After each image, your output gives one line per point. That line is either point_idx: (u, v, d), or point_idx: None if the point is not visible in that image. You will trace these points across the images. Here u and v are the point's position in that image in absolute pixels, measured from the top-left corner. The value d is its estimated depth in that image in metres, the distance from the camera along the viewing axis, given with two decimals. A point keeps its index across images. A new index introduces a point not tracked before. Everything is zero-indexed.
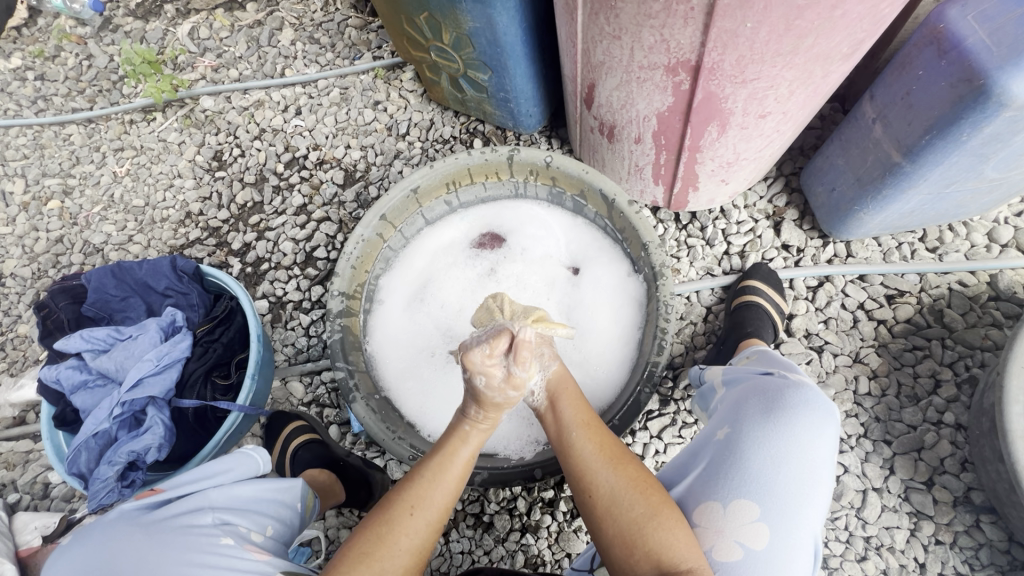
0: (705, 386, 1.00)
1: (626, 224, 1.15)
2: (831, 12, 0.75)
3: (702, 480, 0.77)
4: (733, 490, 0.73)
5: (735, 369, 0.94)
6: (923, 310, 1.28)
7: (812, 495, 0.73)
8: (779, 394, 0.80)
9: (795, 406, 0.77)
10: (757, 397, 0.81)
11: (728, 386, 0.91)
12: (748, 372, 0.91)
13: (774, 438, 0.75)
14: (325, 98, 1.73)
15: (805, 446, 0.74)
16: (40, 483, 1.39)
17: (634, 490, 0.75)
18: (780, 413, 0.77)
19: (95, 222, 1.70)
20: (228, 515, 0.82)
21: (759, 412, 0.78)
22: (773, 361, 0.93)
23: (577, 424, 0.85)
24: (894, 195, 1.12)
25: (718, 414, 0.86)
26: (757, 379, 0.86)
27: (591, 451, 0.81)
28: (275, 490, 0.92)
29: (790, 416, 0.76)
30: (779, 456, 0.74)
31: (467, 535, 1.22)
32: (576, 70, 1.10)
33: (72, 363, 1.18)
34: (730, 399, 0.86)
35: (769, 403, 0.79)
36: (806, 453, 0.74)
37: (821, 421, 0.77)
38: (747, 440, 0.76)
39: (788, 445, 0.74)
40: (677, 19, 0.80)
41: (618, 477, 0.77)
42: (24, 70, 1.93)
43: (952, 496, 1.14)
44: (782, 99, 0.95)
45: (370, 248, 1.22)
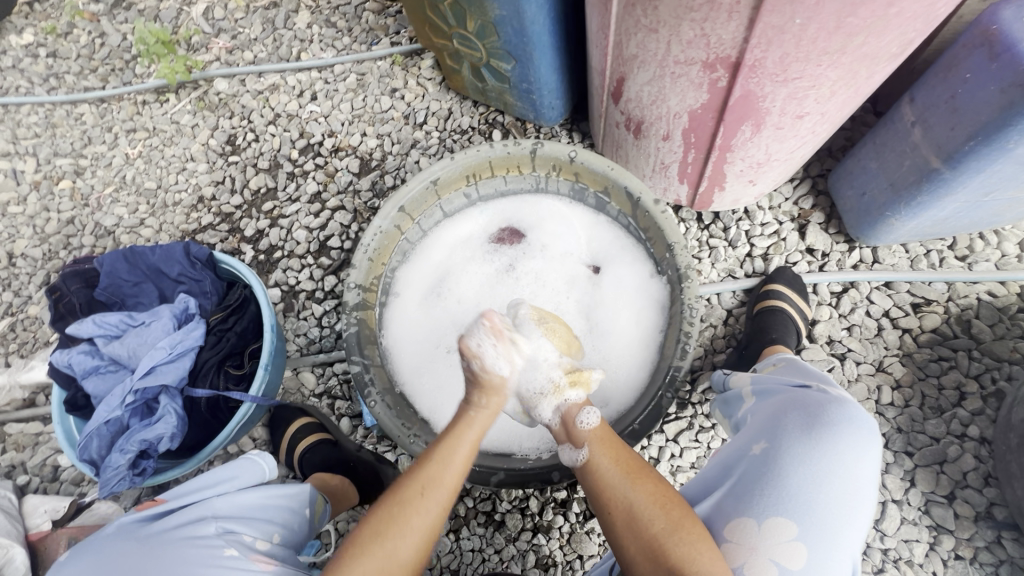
0: (727, 395, 0.95)
1: (650, 224, 1.12)
2: (886, 10, 0.71)
3: (734, 496, 0.73)
4: (770, 507, 0.69)
5: (761, 379, 0.89)
6: (950, 320, 1.25)
7: (853, 518, 0.69)
8: (820, 410, 0.74)
9: (839, 423, 0.72)
10: (796, 411, 0.75)
11: (755, 398, 0.86)
12: (780, 382, 0.85)
13: (818, 457, 0.70)
14: (341, 83, 1.70)
15: (847, 465, 0.70)
16: (49, 465, 1.39)
17: (654, 504, 0.73)
18: (822, 431, 0.72)
19: (107, 203, 1.68)
20: (232, 524, 0.80)
21: (799, 428, 0.73)
22: (799, 371, 0.88)
23: (593, 441, 0.86)
24: (929, 202, 1.09)
25: (747, 426, 0.80)
26: (790, 391, 0.80)
27: (610, 465, 0.81)
28: (281, 496, 0.91)
29: (835, 434, 0.71)
30: (821, 474, 0.69)
31: (478, 533, 1.21)
32: (606, 62, 1.07)
33: (84, 348, 1.17)
34: (759, 412, 0.81)
35: (808, 419, 0.74)
36: (847, 470, 0.70)
37: (863, 441, 0.72)
38: (787, 456, 0.71)
39: (832, 464, 0.70)
40: (721, 13, 0.77)
41: (640, 489, 0.76)
42: (36, 47, 1.90)
43: (974, 511, 1.12)
44: (822, 100, 0.91)
45: (388, 240, 1.19)
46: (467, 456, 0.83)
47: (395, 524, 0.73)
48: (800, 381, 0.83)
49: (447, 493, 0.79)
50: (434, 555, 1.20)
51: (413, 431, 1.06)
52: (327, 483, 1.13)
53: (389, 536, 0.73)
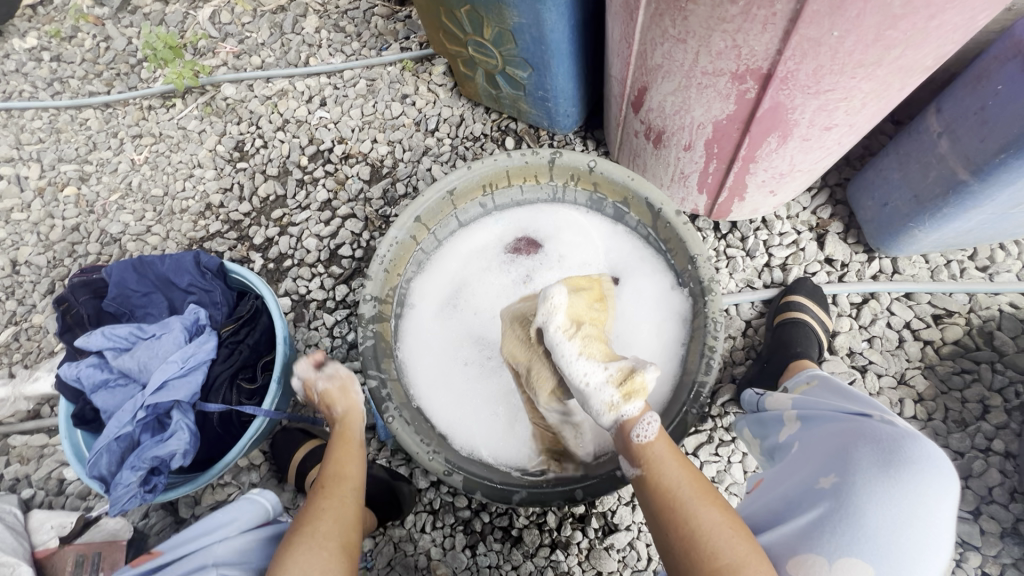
0: (768, 417, 0.92)
1: (672, 236, 1.11)
2: (927, 23, 0.70)
3: (802, 534, 0.68)
4: (841, 547, 0.65)
5: (811, 405, 0.85)
6: (972, 332, 1.24)
7: (933, 561, 0.64)
8: (892, 443, 0.70)
9: (916, 460, 0.67)
10: (867, 444, 0.70)
11: (810, 425, 0.81)
12: (839, 409, 0.80)
13: (894, 495, 0.66)
14: (351, 89, 1.68)
15: (926, 505, 0.65)
16: (55, 478, 1.36)
17: (726, 535, 0.68)
18: (897, 469, 0.67)
19: (113, 210, 1.65)
20: (230, 570, 0.82)
21: (873, 464, 0.68)
22: (845, 393, 0.83)
23: (662, 454, 0.79)
24: (955, 214, 1.07)
25: (807, 457, 0.76)
26: (856, 420, 0.75)
27: (675, 483, 0.75)
28: (287, 535, 0.91)
29: (911, 471, 0.67)
30: (897, 515, 0.65)
31: (495, 549, 1.19)
32: (628, 71, 1.05)
33: (93, 361, 1.14)
34: (819, 442, 0.77)
35: (883, 454, 0.69)
36: (925, 510, 0.65)
37: (942, 478, 0.67)
38: (861, 493, 0.67)
39: (910, 504, 0.65)
40: (755, 24, 0.75)
41: (708, 514, 0.71)
42: (40, 51, 1.88)
43: (1000, 527, 1.10)
44: (852, 112, 0.90)
45: (403, 251, 1.17)
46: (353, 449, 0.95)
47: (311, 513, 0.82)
48: (859, 407, 0.78)
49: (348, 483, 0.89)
50: (451, 572, 1.18)
51: (433, 448, 1.04)
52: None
53: (312, 520, 0.81)
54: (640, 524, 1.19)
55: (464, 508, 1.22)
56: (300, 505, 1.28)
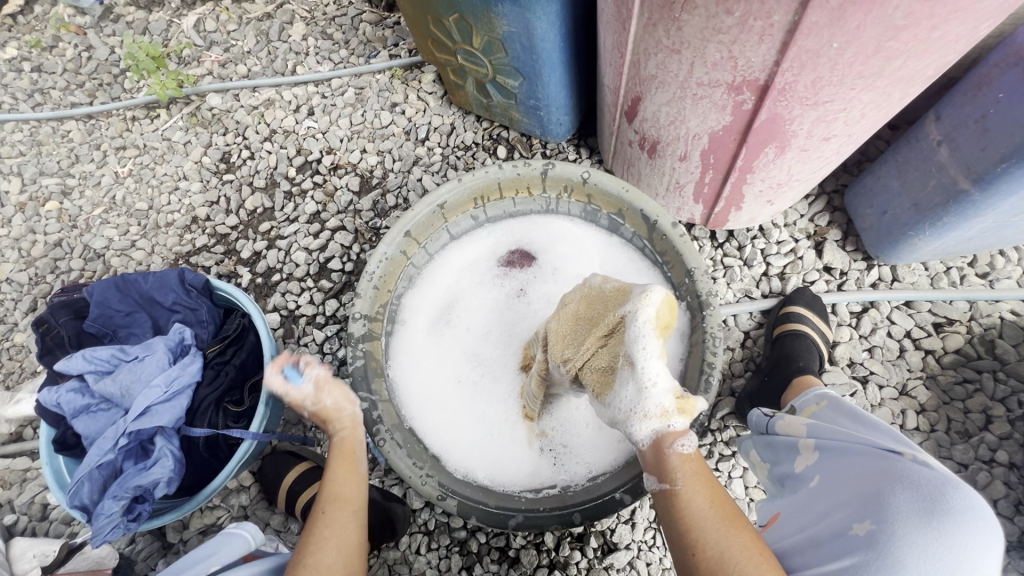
0: (781, 442, 0.88)
1: (668, 248, 1.08)
2: (929, 34, 0.67)
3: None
4: None
5: (832, 434, 0.80)
6: (973, 340, 1.22)
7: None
8: (933, 491, 0.64)
9: (961, 511, 0.61)
10: (906, 491, 0.65)
11: (839, 457, 0.76)
12: (869, 444, 0.74)
13: (936, 549, 0.60)
14: (339, 98, 1.65)
15: (972, 561, 0.60)
16: (38, 503, 1.32)
17: (751, 561, 0.66)
18: (939, 519, 0.61)
19: (96, 225, 1.61)
20: None
21: (911, 514, 0.63)
22: (869, 423, 0.78)
23: (689, 472, 0.77)
24: (956, 223, 1.05)
25: (834, 497, 0.71)
26: (890, 460, 0.70)
27: (701, 507, 0.74)
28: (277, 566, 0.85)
29: (955, 523, 0.61)
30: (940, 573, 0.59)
31: (492, 570, 1.16)
32: (620, 81, 1.03)
33: (73, 385, 1.10)
34: (849, 481, 0.71)
35: (924, 503, 0.63)
36: (970, 565, 0.60)
37: (987, 531, 0.61)
38: (899, 547, 0.61)
39: (954, 560, 0.59)
40: (751, 36, 0.73)
41: (736, 538, 0.69)
42: (20, 61, 1.83)
43: (1006, 540, 1.08)
44: (851, 122, 0.87)
45: (393, 267, 1.14)
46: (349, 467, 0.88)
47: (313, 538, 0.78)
48: (890, 443, 0.72)
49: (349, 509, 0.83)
50: None
51: (426, 471, 1.01)
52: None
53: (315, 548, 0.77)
54: (640, 542, 1.16)
55: (460, 528, 1.19)
56: (291, 529, 1.25)
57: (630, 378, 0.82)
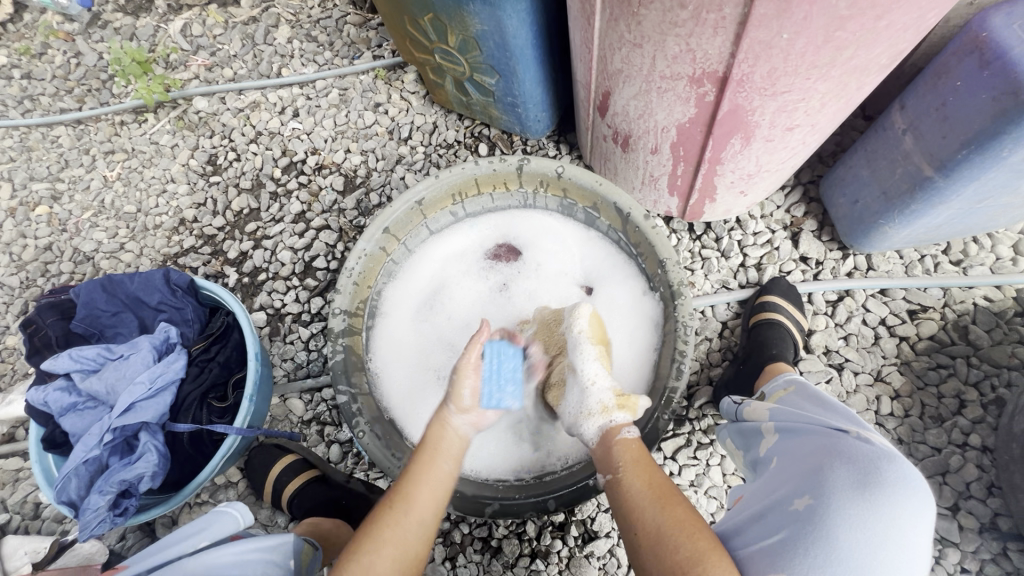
0: (749, 428, 0.91)
1: (641, 240, 1.10)
2: (875, 23, 0.69)
3: (774, 552, 0.66)
4: (812, 568, 0.61)
5: (791, 418, 0.83)
6: (947, 326, 1.24)
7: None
8: (869, 464, 0.67)
9: (892, 482, 0.64)
10: (843, 466, 0.68)
11: (790, 439, 0.80)
12: (817, 425, 0.78)
13: (867, 515, 0.62)
14: (323, 99, 1.67)
15: (901, 529, 0.62)
16: (31, 502, 1.34)
17: (682, 531, 0.69)
18: (872, 489, 0.64)
19: (86, 228, 1.64)
20: None
21: (847, 486, 0.65)
22: (828, 405, 0.82)
23: (627, 459, 0.82)
24: (923, 210, 1.07)
25: (784, 474, 0.74)
26: (832, 438, 0.73)
27: (641, 489, 0.77)
28: (259, 551, 0.86)
29: (886, 492, 0.63)
30: (872, 539, 0.61)
31: (475, 560, 1.18)
32: (591, 76, 1.04)
33: (60, 384, 1.12)
34: (796, 462, 0.74)
35: (859, 476, 0.66)
36: (899, 533, 0.61)
37: (919, 502, 0.63)
38: (834, 516, 0.63)
39: (883, 526, 0.62)
40: (706, 28, 0.75)
41: (671, 514, 0.72)
42: (10, 68, 1.85)
43: (978, 522, 1.10)
44: (812, 112, 0.89)
45: (373, 263, 1.16)
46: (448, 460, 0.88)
47: (396, 514, 0.78)
48: (840, 423, 0.76)
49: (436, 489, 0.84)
50: None
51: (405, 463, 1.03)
52: (319, 526, 1.10)
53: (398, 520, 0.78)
54: None
55: (443, 519, 1.21)
56: (278, 522, 1.27)
57: (575, 382, 0.97)
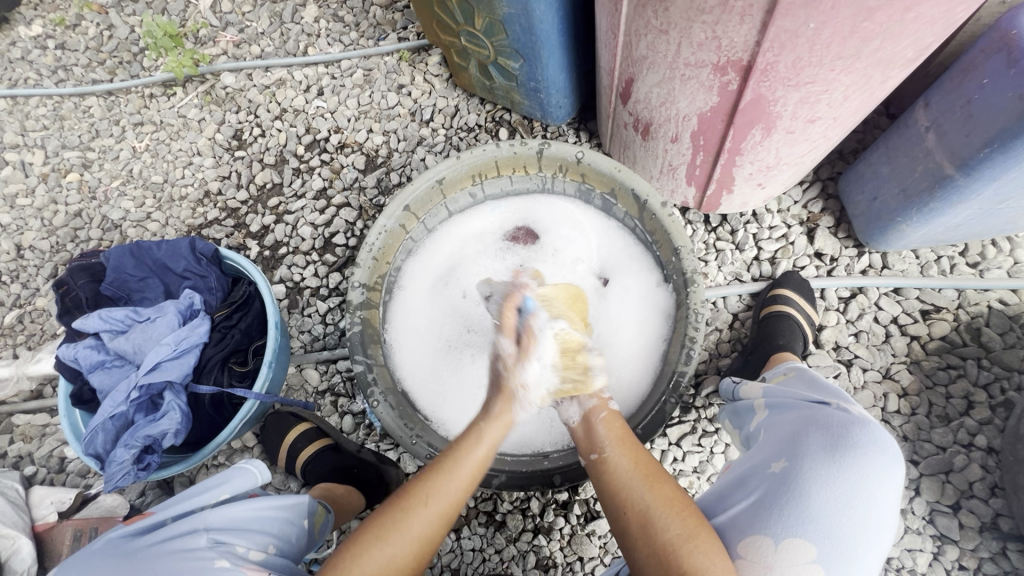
0: (743, 407, 0.93)
1: (657, 227, 1.11)
2: (904, 15, 0.70)
3: (750, 514, 0.68)
4: (787, 526, 0.64)
5: (779, 393, 0.86)
6: (959, 328, 1.24)
7: (874, 543, 0.64)
8: (842, 429, 0.70)
9: (862, 446, 0.68)
10: (816, 431, 0.71)
11: (772, 412, 0.83)
12: (795, 399, 0.81)
13: (837, 476, 0.66)
14: (348, 79, 1.69)
15: (869, 488, 0.65)
16: (56, 456, 1.40)
17: (671, 509, 0.71)
18: (843, 451, 0.67)
19: (114, 197, 1.68)
20: (224, 536, 0.80)
21: (820, 449, 0.69)
22: (814, 384, 0.84)
23: (611, 442, 0.85)
24: (941, 209, 1.07)
25: (765, 443, 0.77)
26: (810, 409, 0.76)
27: (627, 470, 0.79)
28: (275, 507, 0.90)
29: (854, 455, 0.67)
30: (842, 497, 0.65)
31: (479, 532, 1.21)
32: (615, 63, 1.05)
33: (90, 342, 1.17)
34: (776, 431, 0.77)
35: (830, 440, 0.69)
36: (868, 492, 0.65)
37: (887, 463, 0.67)
38: (807, 477, 0.67)
39: (852, 485, 0.65)
40: (733, 16, 0.76)
41: (659, 494, 0.74)
42: (45, 39, 1.90)
43: (979, 521, 1.11)
44: (835, 105, 0.90)
45: (392, 239, 1.18)
46: (476, 471, 0.84)
47: (394, 523, 0.76)
48: (822, 397, 0.79)
49: (446, 503, 0.80)
50: (436, 554, 1.20)
51: (416, 432, 1.05)
52: (331, 491, 1.13)
53: (390, 533, 0.75)
54: None
55: None
56: (291, 487, 1.32)
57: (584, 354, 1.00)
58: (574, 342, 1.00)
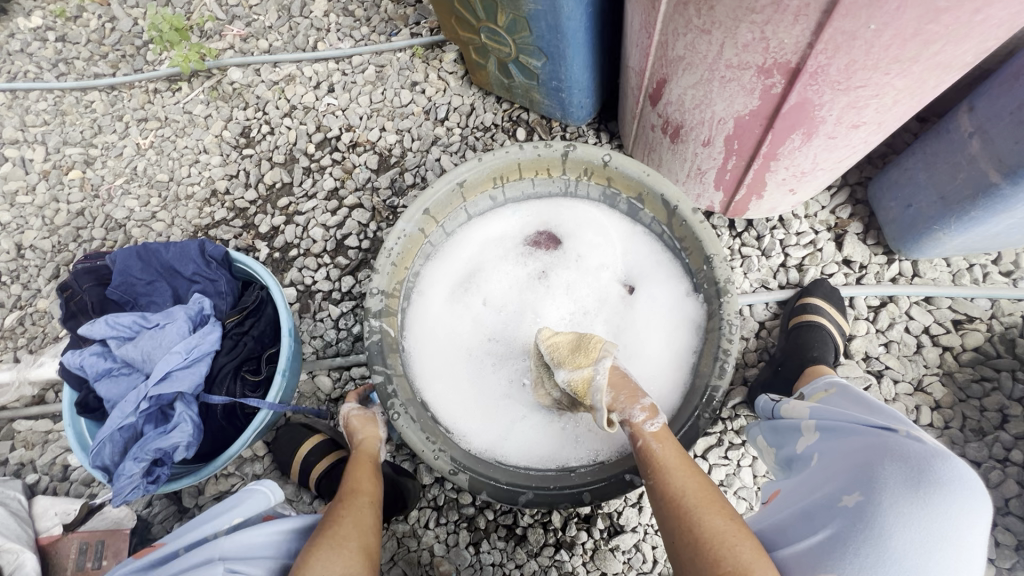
0: (785, 426, 0.89)
1: (687, 234, 1.07)
2: (972, 16, 0.66)
3: (822, 551, 0.65)
4: (865, 568, 0.61)
5: (831, 415, 0.82)
6: (993, 339, 1.20)
7: None
8: (921, 463, 0.65)
9: (946, 483, 0.63)
10: (894, 463, 0.67)
11: (829, 436, 0.79)
12: (855, 423, 0.77)
13: (921, 517, 0.62)
14: (359, 75, 1.64)
15: (956, 529, 0.61)
16: (59, 464, 1.35)
17: (729, 542, 0.68)
18: (926, 488, 0.63)
19: (118, 195, 1.63)
20: (239, 565, 0.77)
21: (900, 485, 0.64)
22: (870, 405, 0.80)
23: (669, 459, 0.81)
24: (983, 218, 1.04)
25: (830, 471, 0.73)
26: (877, 436, 0.72)
27: (682, 490, 0.76)
28: (293, 529, 0.86)
29: (940, 493, 0.62)
30: (926, 539, 0.61)
31: (499, 547, 1.18)
32: (646, 63, 1.01)
33: (96, 349, 1.13)
34: (842, 458, 0.73)
35: (910, 475, 0.65)
36: (954, 533, 0.61)
37: (973, 502, 0.63)
38: (888, 515, 0.63)
39: (936, 527, 0.61)
40: (786, 16, 0.71)
41: (715, 523, 0.70)
42: (45, 31, 1.84)
43: (1016, 539, 1.08)
44: (882, 110, 0.86)
45: (411, 244, 1.14)
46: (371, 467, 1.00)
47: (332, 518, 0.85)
48: (885, 421, 0.74)
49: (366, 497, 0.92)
50: (454, 569, 1.17)
51: (438, 446, 1.01)
52: None
53: (332, 525, 0.83)
54: (647, 526, 1.17)
55: (468, 505, 1.21)
56: (303, 498, 1.28)
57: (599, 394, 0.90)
58: (581, 384, 0.91)
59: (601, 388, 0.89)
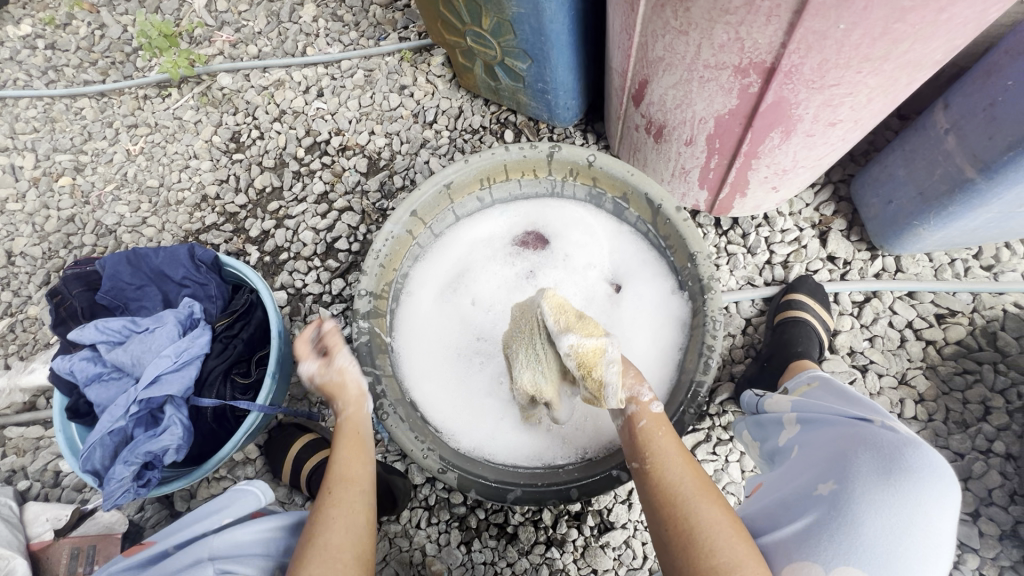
0: (768, 420, 0.91)
1: (671, 233, 1.09)
2: (937, 16, 0.68)
3: (798, 539, 0.66)
4: (840, 554, 0.62)
5: (811, 408, 0.83)
6: (975, 332, 1.22)
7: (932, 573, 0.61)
8: (893, 451, 0.67)
9: (917, 470, 0.65)
10: (867, 452, 0.68)
11: (809, 428, 0.81)
12: (835, 415, 0.78)
13: (893, 503, 0.63)
14: (348, 80, 1.65)
15: (926, 515, 0.63)
16: (51, 470, 1.35)
17: (719, 531, 0.69)
18: (897, 475, 0.65)
19: (108, 201, 1.64)
20: (230, 564, 0.77)
21: (873, 473, 0.66)
22: (847, 396, 0.82)
23: (668, 452, 0.82)
24: (961, 213, 1.05)
25: (808, 462, 0.74)
26: (853, 428, 0.74)
27: (678, 480, 0.77)
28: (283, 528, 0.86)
29: (910, 480, 0.64)
30: (898, 525, 0.62)
31: (490, 545, 1.18)
32: (628, 64, 1.03)
33: (86, 354, 1.13)
34: (819, 448, 0.75)
35: (883, 463, 0.66)
36: (925, 520, 0.62)
37: (943, 488, 0.64)
38: (861, 502, 0.64)
39: (907, 512, 0.62)
40: (759, 16, 0.73)
41: (708, 512, 0.71)
42: (34, 38, 1.84)
43: (999, 529, 1.09)
44: (857, 108, 0.88)
45: (399, 246, 1.15)
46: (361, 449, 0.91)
47: (322, 518, 0.79)
48: (861, 412, 0.76)
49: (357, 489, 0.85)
50: (446, 568, 1.18)
51: (427, 445, 1.02)
52: None
53: (321, 531, 0.77)
54: (636, 522, 1.18)
55: (460, 504, 1.22)
56: (295, 500, 1.28)
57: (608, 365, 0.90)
58: (591, 354, 0.90)
59: (613, 360, 0.90)
